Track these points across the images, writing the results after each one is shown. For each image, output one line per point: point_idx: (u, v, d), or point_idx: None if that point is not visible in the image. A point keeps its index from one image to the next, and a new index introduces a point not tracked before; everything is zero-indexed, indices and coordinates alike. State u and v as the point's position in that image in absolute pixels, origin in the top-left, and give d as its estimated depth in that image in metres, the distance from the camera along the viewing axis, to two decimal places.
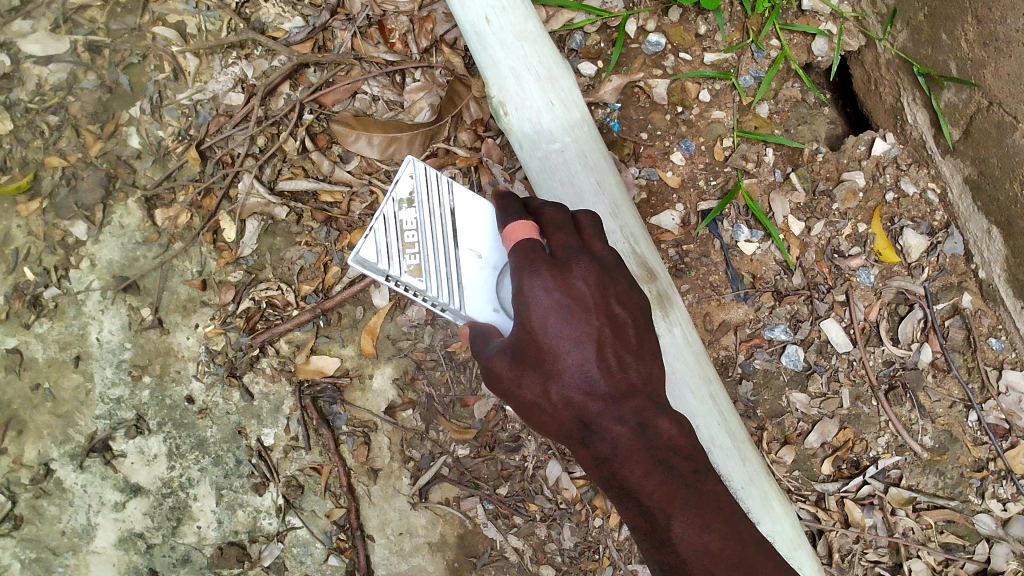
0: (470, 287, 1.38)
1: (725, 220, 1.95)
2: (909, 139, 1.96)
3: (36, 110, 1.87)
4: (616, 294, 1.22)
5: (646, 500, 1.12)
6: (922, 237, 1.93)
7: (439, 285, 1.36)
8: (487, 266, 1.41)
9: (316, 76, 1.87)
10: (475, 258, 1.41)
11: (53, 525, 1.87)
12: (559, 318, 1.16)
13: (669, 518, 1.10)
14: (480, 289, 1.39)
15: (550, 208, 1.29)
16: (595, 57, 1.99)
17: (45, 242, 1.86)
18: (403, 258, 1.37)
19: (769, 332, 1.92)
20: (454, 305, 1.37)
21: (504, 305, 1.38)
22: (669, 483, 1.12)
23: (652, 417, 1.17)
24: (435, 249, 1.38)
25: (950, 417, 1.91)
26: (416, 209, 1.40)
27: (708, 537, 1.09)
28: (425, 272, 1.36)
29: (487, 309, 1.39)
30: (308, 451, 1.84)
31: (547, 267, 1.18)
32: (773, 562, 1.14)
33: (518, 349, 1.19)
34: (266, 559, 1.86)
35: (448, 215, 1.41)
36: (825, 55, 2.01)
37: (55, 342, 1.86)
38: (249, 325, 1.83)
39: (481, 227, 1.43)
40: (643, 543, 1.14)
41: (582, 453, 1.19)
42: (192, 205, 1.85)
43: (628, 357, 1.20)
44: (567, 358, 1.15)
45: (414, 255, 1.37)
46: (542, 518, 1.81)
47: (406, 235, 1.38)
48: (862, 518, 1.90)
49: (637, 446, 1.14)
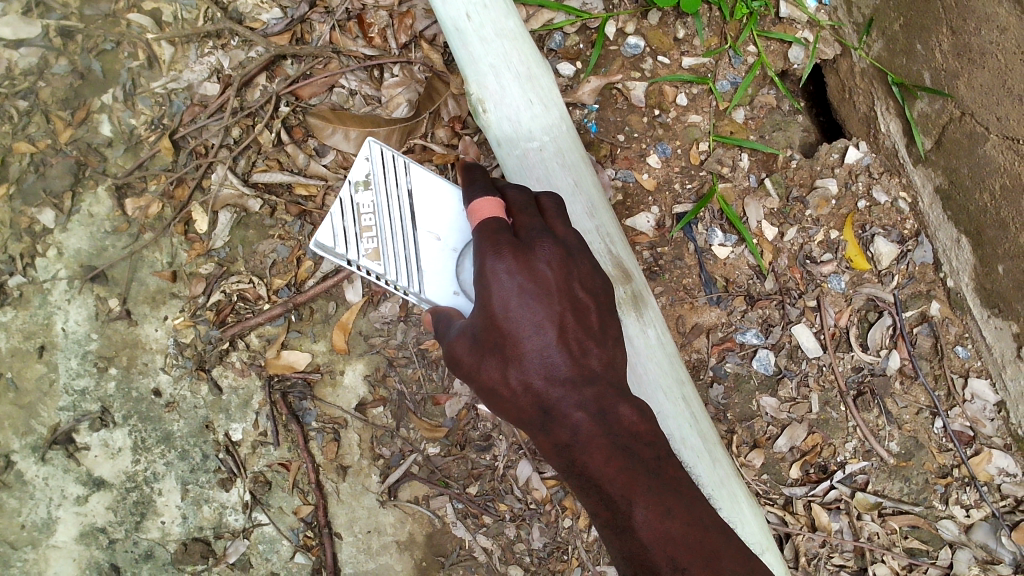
0: (429, 269, 1.41)
1: (700, 223, 1.96)
2: (882, 148, 1.98)
3: (5, 95, 1.83)
4: (578, 278, 1.24)
5: (608, 488, 1.16)
6: (893, 244, 1.95)
7: (397, 267, 1.40)
8: (446, 248, 1.44)
9: (293, 68, 1.85)
10: (434, 241, 1.44)
11: (12, 517, 1.84)
12: (522, 301, 1.17)
13: (631, 507, 1.14)
14: (440, 271, 1.42)
15: (513, 190, 1.31)
16: (574, 58, 1.99)
17: (11, 229, 1.82)
18: (361, 242, 1.42)
19: (740, 336, 1.94)
20: (414, 288, 1.41)
21: (463, 287, 1.40)
22: (630, 469, 1.16)
23: (612, 403, 1.20)
24: (393, 232, 1.43)
25: (916, 423, 1.93)
26: (373, 192, 1.44)
27: (670, 523, 1.13)
28: (382, 255, 1.41)
29: (448, 291, 1.41)
30: (276, 447, 1.82)
31: (510, 250, 1.19)
32: (736, 544, 1.18)
33: (479, 333, 1.20)
34: (231, 556, 1.84)
35: (406, 198, 1.45)
36: (800, 63, 2.03)
37: (19, 331, 1.83)
38: (220, 318, 1.81)
39: (440, 209, 1.46)
40: (604, 529, 1.18)
41: (542, 439, 1.21)
42: (163, 195, 1.83)
43: (589, 343, 1.22)
44: (528, 343, 1.17)
45: (372, 239, 1.42)
46: (511, 518, 1.81)
47: (363, 218, 1.43)
48: (828, 522, 1.92)
49: (597, 432, 1.18)
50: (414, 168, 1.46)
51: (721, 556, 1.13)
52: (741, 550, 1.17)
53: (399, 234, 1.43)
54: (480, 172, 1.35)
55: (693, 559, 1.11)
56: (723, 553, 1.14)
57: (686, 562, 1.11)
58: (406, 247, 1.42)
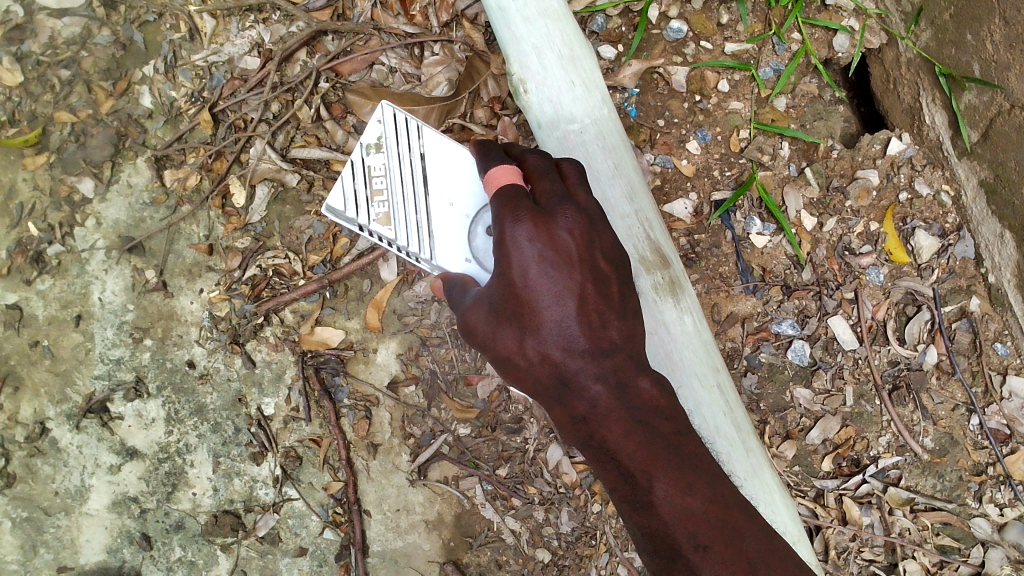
0: (440, 234, 1.42)
1: (738, 211, 1.94)
2: (926, 140, 1.95)
3: (48, 63, 1.84)
4: (599, 247, 1.24)
5: (628, 462, 1.15)
6: (934, 238, 1.92)
7: (408, 233, 1.40)
8: (457, 213, 1.44)
9: (333, 44, 1.84)
10: (448, 207, 1.44)
11: (46, 484, 1.85)
12: (541, 269, 1.17)
13: (651, 482, 1.13)
14: (453, 239, 1.42)
15: (533, 155, 1.30)
16: (616, 41, 1.97)
17: (51, 198, 1.83)
18: (372, 206, 1.42)
19: (776, 327, 1.92)
20: (426, 256, 1.41)
21: (476, 256, 1.41)
22: (650, 444, 1.15)
23: (632, 377, 1.19)
24: (404, 196, 1.42)
25: (952, 420, 1.91)
26: (384, 154, 1.44)
27: (691, 500, 1.12)
28: (393, 219, 1.40)
29: (459, 257, 1.42)
30: (308, 423, 1.82)
31: (530, 216, 1.19)
32: (756, 521, 1.15)
33: (498, 302, 1.21)
34: (260, 529, 1.85)
35: (418, 162, 1.45)
36: (846, 51, 1.99)
37: (57, 299, 1.84)
38: (255, 292, 1.81)
39: (453, 173, 1.46)
40: (625, 506, 1.17)
41: (558, 411, 1.22)
42: (202, 168, 1.83)
43: (610, 315, 1.21)
44: (547, 313, 1.17)
45: (383, 203, 1.42)
46: (540, 501, 1.80)
47: (374, 182, 1.43)
48: (859, 517, 1.90)
49: (617, 406, 1.17)
50: (426, 131, 1.46)
51: (746, 534, 1.11)
52: (767, 530, 1.14)
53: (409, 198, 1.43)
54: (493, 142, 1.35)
55: (716, 538, 1.09)
56: (746, 531, 1.12)
57: (707, 540, 1.09)
58: (417, 212, 1.42)
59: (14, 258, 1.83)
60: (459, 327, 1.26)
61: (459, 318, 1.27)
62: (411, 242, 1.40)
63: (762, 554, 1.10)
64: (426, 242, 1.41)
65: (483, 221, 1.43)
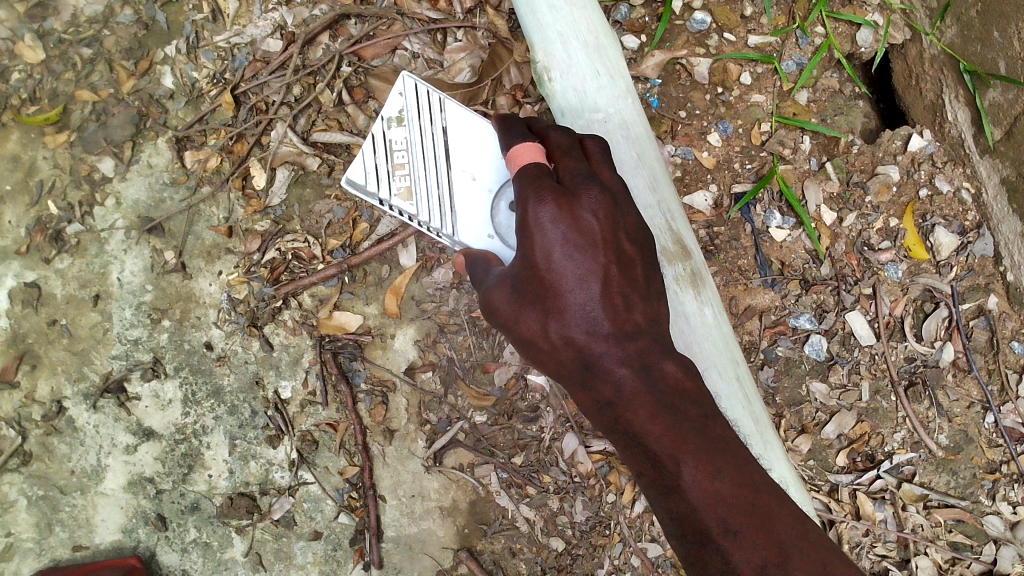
0: (460, 209, 1.42)
1: (758, 205, 1.93)
2: (946, 137, 1.95)
3: (69, 41, 1.83)
4: (623, 228, 1.24)
5: (654, 446, 1.11)
6: (953, 235, 1.92)
7: (428, 208, 1.43)
8: (480, 187, 1.44)
9: (356, 29, 1.84)
10: (470, 181, 1.44)
11: (62, 463, 1.85)
12: (565, 252, 1.18)
13: (678, 466, 1.09)
14: (476, 214, 1.43)
15: (555, 133, 1.30)
16: (639, 31, 1.96)
17: (71, 176, 1.83)
18: (394, 180, 1.45)
19: (793, 320, 1.92)
20: (447, 231, 1.42)
21: (498, 232, 1.41)
22: (676, 427, 1.12)
23: (656, 359, 1.19)
24: (425, 170, 1.44)
25: (967, 417, 1.91)
26: (405, 128, 1.47)
27: (719, 483, 1.07)
28: (413, 195, 1.43)
29: (482, 231, 1.42)
30: (324, 407, 1.83)
31: (554, 197, 1.19)
32: (788, 507, 1.10)
33: (521, 282, 1.22)
34: (276, 512, 1.85)
35: (439, 134, 1.45)
36: (869, 46, 1.99)
37: (75, 278, 1.83)
38: (274, 275, 1.80)
39: (476, 147, 1.45)
40: (652, 492, 1.12)
41: (582, 395, 1.22)
42: (222, 149, 1.82)
43: (633, 297, 1.22)
44: (572, 295, 1.18)
45: (403, 177, 1.45)
46: (555, 490, 1.80)
47: (395, 156, 1.46)
48: (873, 511, 1.91)
49: (642, 389, 1.16)
50: (449, 104, 1.46)
51: (777, 519, 1.06)
52: (798, 514, 1.09)
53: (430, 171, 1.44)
54: (515, 119, 1.35)
55: (745, 522, 1.05)
56: (777, 515, 1.07)
57: (737, 524, 1.04)
58: (438, 186, 1.44)
59: (33, 236, 1.82)
60: (481, 306, 1.28)
61: (481, 298, 1.28)
62: (431, 217, 1.42)
63: (793, 538, 1.04)
64: (446, 215, 1.42)
65: (505, 197, 1.43)
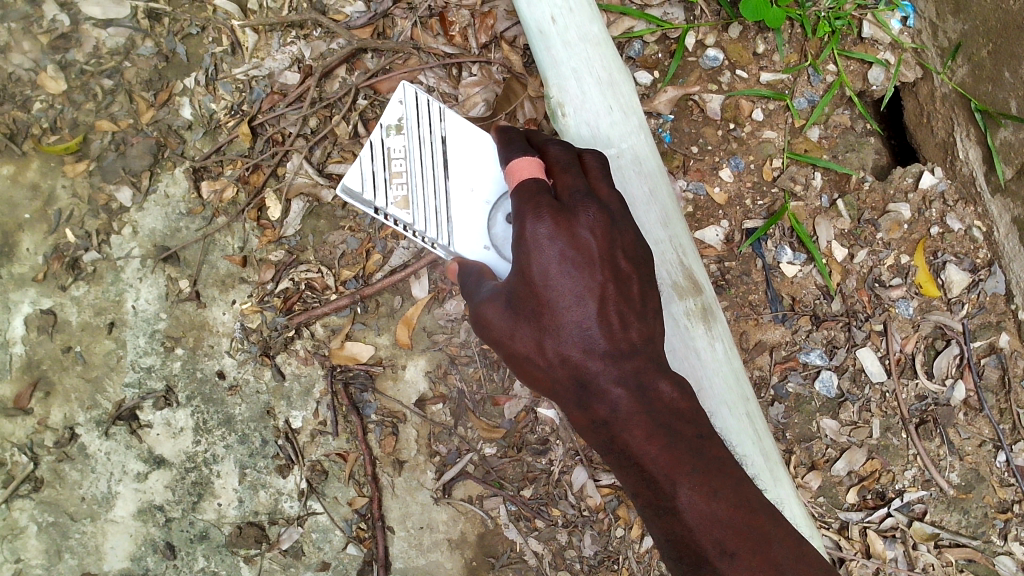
0: (457, 220, 1.44)
1: (769, 240, 1.94)
2: (958, 175, 1.94)
3: (91, 73, 1.85)
4: (620, 246, 1.24)
5: (650, 467, 1.13)
6: (964, 273, 1.92)
7: (426, 218, 1.43)
8: (477, 199, 1.45)
9: (373, 62, 1.86)
10: (468, 192, 1.45)
11: (73, 490, 1.85)
12: (562, 270, 1.18)
13: (675, 487, 1.11)
14: (472, 226, 1.44)
15: (555, 146, 1.30)
16: (652, 67, 1.98)
17: (89, 205, 1.85)
18: (390, 188, 1.45)
19: (804, 356, 1.92)
20: (442, 241, 1.43)
21: (495, 244, 1.43)
22: (673, 448, 1.13)
23: (652, 379, 1.19)
24: (423, 180, 1.45)
25: (978, 455, 1.91)
26: (404, 136, 1.47)
27: (715, 504, 1.09)
28: (410, 204, 1.43)
29: (478, 243, 1.43)
30: (335, 437, 1.83)
31: (552, 213, 1.20)
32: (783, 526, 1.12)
33: (516, 299, 1.22)
34: (284, 542, 1.85)
35: (439, 144, 1.47)
36: (881, 84, 2.00)
37: (91, 306, 1.85)
38: (287, 305, 1.82)
39: (475, 160, 1.47)
40: (647, 512, 1.15)
41: (577, 414, 1.21)
42: (239, 180, 1.85)
43: (629, 316, 1.22)
44: (567, 313, 1.18)
45: (401, 186, 1.45)
46: (564, 524, 1.81)
47: (393, 164, 1.46)
48: (883, 550, 1.91)
49: (637, 409, 1.16)
50: (449, 115, 1.47)
51: (773, 540, 1.09)
52: (794, 536, 1.12)
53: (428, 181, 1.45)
54: (517, 133, 1.36)
55: (742, 544, 1.07)
56: (774, 538, 1.09)
57: (735, 546, 1.07)
58: (436, 196, 1.44)
59: (50, 264, 1.84)
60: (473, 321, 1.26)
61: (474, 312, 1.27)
62: (427, 227, 1.43)
63: (789, 561, 1.07)
64: (443, 225, 1.43)
65: (503, 209, 1.45)
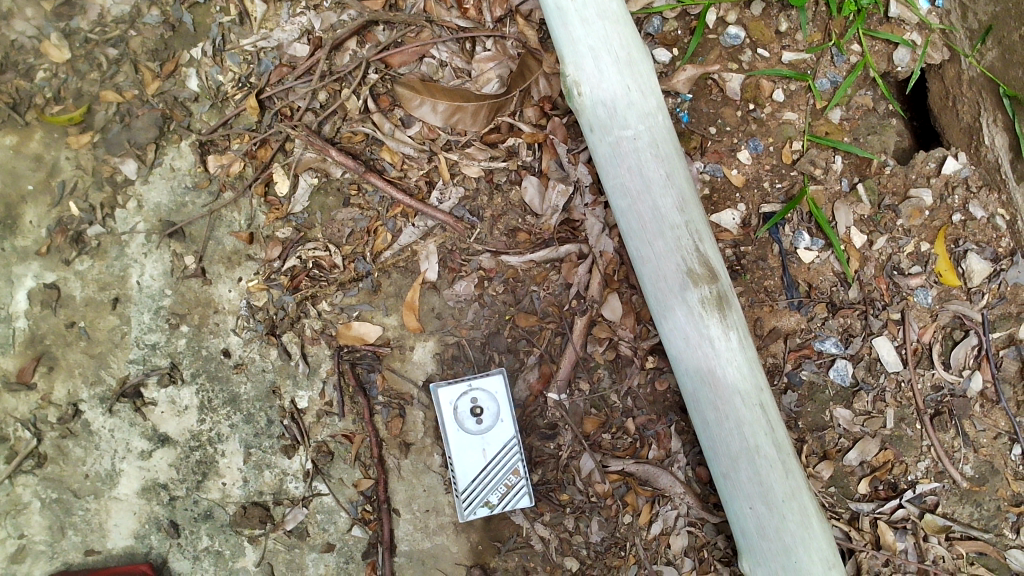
0: (470, 446, 1.69)
1: (787, 225, 1.90)
2: (983, 161, 1.89)
3: (96, 41, 1.81)
4: None
5: None
6: (986, 262, 1.87)
7: (500, 459, 1.70)
8: (480, 453, 1.70)
9: (384, 35, 1.82)
10: (480, 453, 1.70)
11: (77, 466, 1.82)
12: None
13: None
14: (470, 440, 1.69)
15: None
16: (671, 44, 1.92)
17: (94, 177, 1.81)
18: (507, 461, 1.70)
19: (819, 344, 1.88)
20: (494, 442, 1.70)
21: (458, 412, 1.68)
22: None
23: None
24: (495, 457, 1.70)
25: (993, 448, 1.88)
26: (510, 464, 1.71)
27: None
28: (499, 453, 1.70)
29: (461, 384, 1.68)
30: (341, 418, 1.82)
31: None
32: None
33: None
34: (289, 523, 1.82)
35: (505, 462, 1.70)
36: (906, 66, 1.94)
37: (95, 281, 1.81)
38: (294, 284, 1.81)
39: (480, 453, 1.70)
40: None
41: None
42: (245, 155, 1.81)
43: None
44: None
45: (509, 460, 1.71)
46: (571, 510, 1.80)
47: (510, 464, 1.71)
48: (894, 541, 1.86)
49: None
50: (506, 474, 1.71)
51: None
52: None
53: (486, 454, 1.70)
54: None
55: None
56: None
57: None
58: (489, 458, 1.70)
59: (54, 237, 1.81)
60: None
61: None
62: (508, 467, 1.70)
63: None
64: (487, 427, 1.69)
65: (454, 425, 1.69)
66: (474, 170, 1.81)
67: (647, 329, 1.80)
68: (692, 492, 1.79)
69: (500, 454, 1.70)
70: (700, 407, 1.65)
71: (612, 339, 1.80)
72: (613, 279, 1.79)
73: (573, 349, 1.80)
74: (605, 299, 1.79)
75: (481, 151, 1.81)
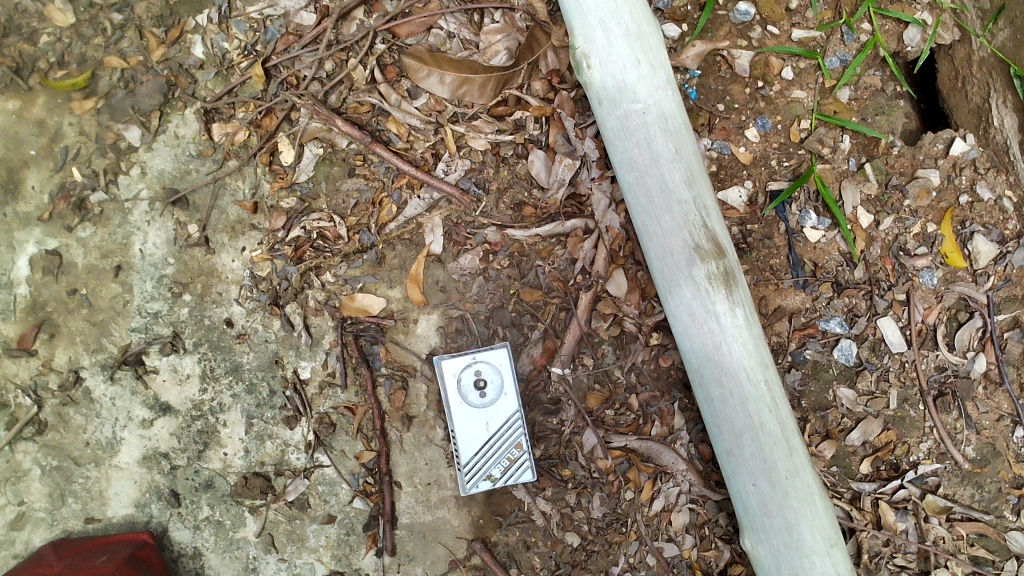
0: (472, 419, 1.69)
1: (793, 203, 1.89)
2: (991, 142, 1.88)
3: (100, 6, 1.79)
4: None
5: None
6: (992, 244, 1.87)
7: (503, 433, 1.69)
8: (484, 426, 1.69)
9: (392, 5, 1.80)
10: (483, 427, 1.69)
11: (78, 434, 1.81)
12: None
13: None
14: (472, 413, 1.69)
15: None
16: (680, 20, 1.90)
17: (97, 144, 1.80)
18: (510, 435, 1.70)
19: (824, 324, 1.88)
20: (497, 415, 1.69)
21: (461, 385, 1.68)
22: None
23: None
24: (498, 431, 1.69)
25: (996, 430, 1.88)
26: (513, 438, 1.70)
27: None
28: (502, 427, 1.69)
29: (465, 355, 1.68)
30: (344, 390, 1.81)
31: None
32: None
33: None
34: (289, 494, 1.82)
35: (509, 436, 1.69)
36: (915, 46, 1.92)
37: (97, 248, 1.80)
38: (297, 254, 1.80)
39: (483, 427, 1.69)
40: None
41: None
42: (251, 123, 1.80)
43: None
44: None
45: (512, 434, 1.70)
46: (574, 485, 1.79)
47: (513, 438, 1.70)
48: (895, 521, 1.86)
49: None
50: (509, 448, 1.70)
51: None
52: None
53: (489, 427, 1.69)
54: None
55: None
56: None
57: None
58: (491, 431, 1.69)
59: (56, 203, 1.79)
60: None
61: None
62: (512, 441, 1.69)
63: None
64: (491, 400, 1.68)
65: (457, 398, 1.68)
66: (480, 143, 1.79)
67: (652, 306, 1.79)
68: (694, 470, 1.79)
69: (504, 427, 1.69)
70: (704, 383, 1.65)
71: (617, 315, 1.79)
72: (618, 255, 1.79)
73: (577, 324, 1.79)
74: (611, 275, 1.79)
75: (488, 124, 1.79)
